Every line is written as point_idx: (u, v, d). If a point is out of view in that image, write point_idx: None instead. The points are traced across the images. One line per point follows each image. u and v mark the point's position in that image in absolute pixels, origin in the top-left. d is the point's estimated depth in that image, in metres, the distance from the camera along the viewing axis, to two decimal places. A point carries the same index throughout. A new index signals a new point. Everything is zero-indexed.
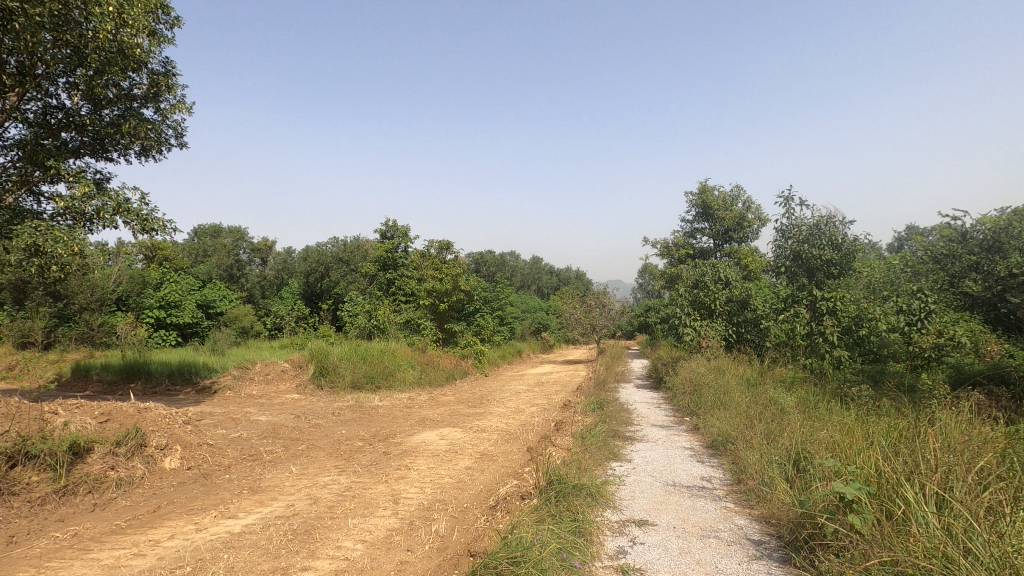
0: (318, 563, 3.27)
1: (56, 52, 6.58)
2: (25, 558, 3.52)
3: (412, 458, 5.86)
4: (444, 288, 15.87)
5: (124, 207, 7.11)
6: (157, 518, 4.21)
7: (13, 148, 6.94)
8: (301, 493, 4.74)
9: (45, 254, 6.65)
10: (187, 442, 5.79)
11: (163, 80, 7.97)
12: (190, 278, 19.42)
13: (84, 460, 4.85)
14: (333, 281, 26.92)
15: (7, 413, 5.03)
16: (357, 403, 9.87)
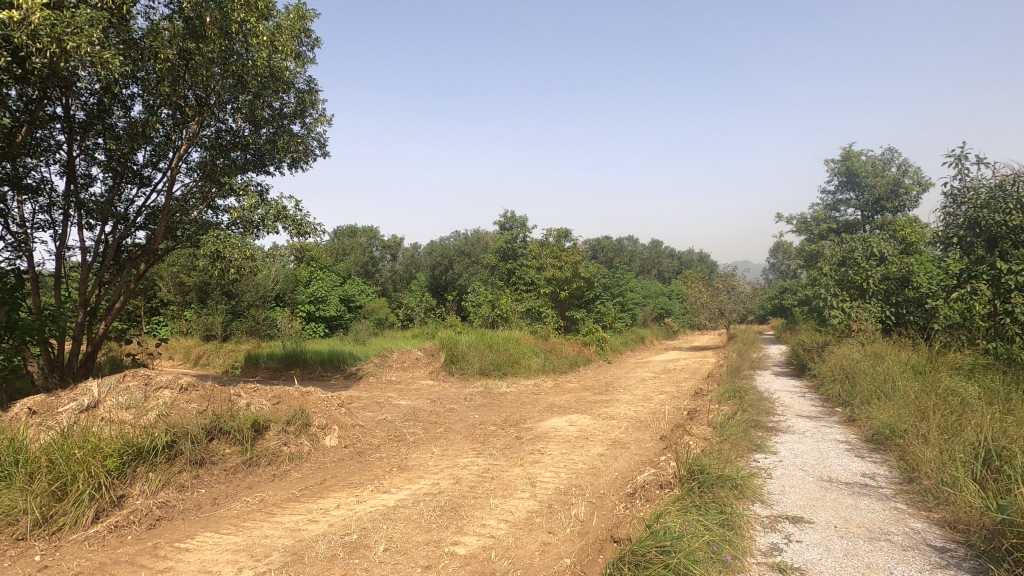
0: (467, 539, 3.47)
1: (223, 82, 7.56)
2: (227, 518, 4.15)
3: (544, 443, 5.99)
4: (565, 275, 15.87)
5: (283, 214, 8.02)
6: (324, 489, 4.74)
7: (195, 169, 8.10)
8: (445, 472, 5.05)
9: (224, 258, 7.73)
10: (342, 423, 6.43)
11: (308, 97, 8.82)
12: (333, 275, 21.45)
13: (263, 436, 5.57)
14: (457, 273, 28.27)
15: (203, 394, 5.92)
16: (486, 389, 10.29)
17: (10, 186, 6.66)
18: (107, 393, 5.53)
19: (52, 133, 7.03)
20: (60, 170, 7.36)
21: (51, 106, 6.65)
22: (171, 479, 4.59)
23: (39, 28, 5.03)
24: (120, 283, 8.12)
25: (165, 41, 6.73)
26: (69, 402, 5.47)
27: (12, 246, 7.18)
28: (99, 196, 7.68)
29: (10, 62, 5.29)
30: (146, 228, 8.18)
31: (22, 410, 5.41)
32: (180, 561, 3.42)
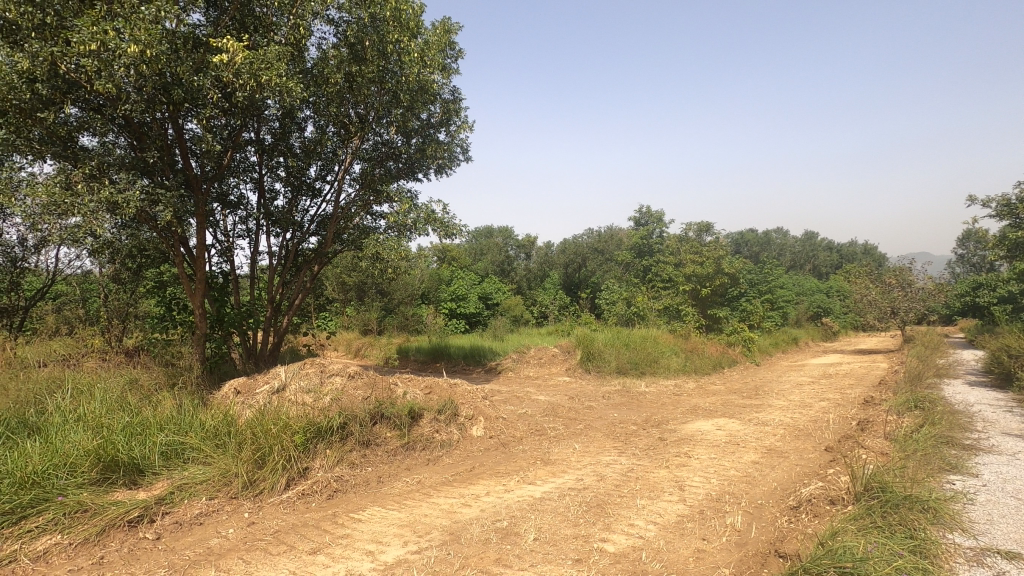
0: (615, 537, 3.45)
1: (380, 99, 8.29)
2: (390, 495, 4.57)
3: (690, 446, 5.74)
4: (707, 271, 15.00)
5: (432, 216, 8.59)
6: (474, 476, 5.02)
7: (357, 180, 8.98)
8: (588, 469, 5.05)
9: (383, 260, 8.47)
10: (487, 415, 6.72)
11: (453, 106, 9.34)
12: (472, 274, 22.57)
13: (418, 423, 6.04)
14: (590, 271, 28.15)
15: (368, 381, 6.58)
16: (624, 388, 10.11)
17: (218, 203, 7.94)
18: (291, 378, 6.37)
19: (247, 156, 8.25)
20: (252, 187, 8.61)
21: (246, 132, 7.81)
22: (343, 457, 5.16)
23: (241, 67, 5.90)
24: (299, 283, 9.29)
25: (332, 67, 7.58)
26: (263, 385, 6.40)
27: (219, 252, 8.56)
28: (282, 208, 8.87)
29: (220, 98, 6.31)
30: (318, 234, 9.27)
31: (230, 390, 6.45)
32: (355, 530, 3.82)
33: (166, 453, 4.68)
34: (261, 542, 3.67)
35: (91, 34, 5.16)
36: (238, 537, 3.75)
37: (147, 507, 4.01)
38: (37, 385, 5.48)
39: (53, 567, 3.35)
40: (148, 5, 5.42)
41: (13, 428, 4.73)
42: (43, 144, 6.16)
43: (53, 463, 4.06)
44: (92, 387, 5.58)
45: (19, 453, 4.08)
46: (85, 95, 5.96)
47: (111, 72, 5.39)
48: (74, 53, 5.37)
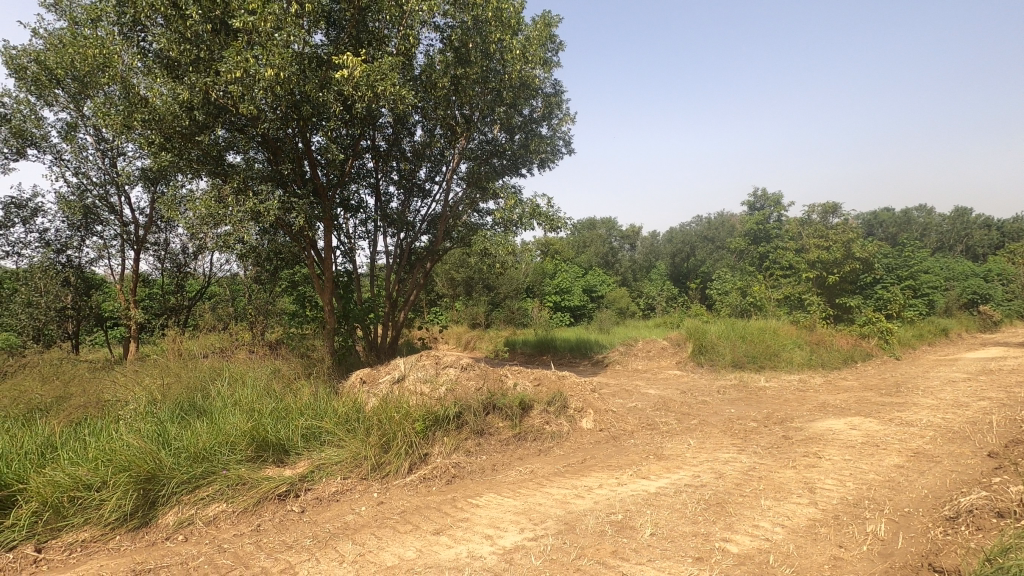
0: (738, 538, 3.30)
1: (484, 98, 8.51)
2: (505, 483, 4.72)
3: (820, 446, 5.31)
4: (834, 256, 13.59)
5: (538, 211, 8.69)
6: (585, 468, 5.03)
7: (464, 178, 9.29)
8: (704, 465, 4.86)
9: (491, 255, 8.68)
10: (596, 407, 6.68)
11: (554, 99, 9.34)
12: (576, 267, 22.60)
13: (529, 414, 6.16)
14: (699, 260, 26.87)
15: (480, 373, 6.82)
16: (741, 383, 9.56)
17: (341, 207, 8.62)
18: (410, 369, 6.80)
19: (365, 163, 8.87)
20: (370, 191, 9.23)
21: (364, 140, 8.39)
22: (460, 444, 5.40)
23: (359, 80, 6.34)
24: (413, 280, 9.82)
25: (439, 72, 7.91)
26: (386, 375, 6.89)
27: (344, 253, 9.30)
28: (396, 209, 9.43)
29: (342, 110, 6.84)
30: (429, 233, 9.75)
31: (356, 379, 7.01)
32: (474, 514, 4.00)
33: (306, 435, 5.19)
34: (390, 520, 3.95)
35: (236, 63, 5.82)
36: (369, 514, 4.08)
37: (293, 483, 4.48)
38: (201, 373, 6.32)
39: (222, 531, 3.87)
40: (280, 32, 5.99)
41: (186, 409, 5.50)
42: (200, 163, 7.05)
43: (218, 441, 4.66)
44: (243, 376, 6.34)
45: (192, 431, 4.72)
46: (232, 118, 6.74)
47: (252, 96, 6.05)
48: (223, 82, 6.10)
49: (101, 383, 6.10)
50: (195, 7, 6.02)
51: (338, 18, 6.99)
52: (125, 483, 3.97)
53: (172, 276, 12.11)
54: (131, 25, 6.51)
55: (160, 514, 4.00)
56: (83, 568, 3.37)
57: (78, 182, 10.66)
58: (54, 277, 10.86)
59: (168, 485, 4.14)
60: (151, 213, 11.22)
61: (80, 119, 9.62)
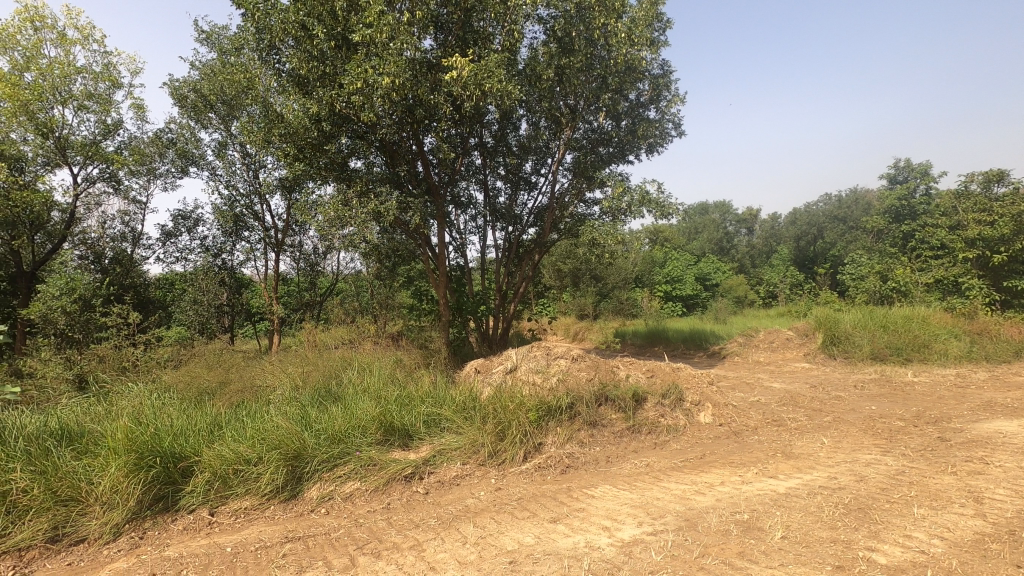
0: (886, 548, 2.99)
1: (589, 86, 8.39)
2: (620, 475, 4.66)
3: (987, 451, 4.63)
4: (999, 232, 11.61)
5: (647, 198, 8.42)
6: (705, 464, 4.82)
7: (570, 169, 9.24)
8: (842, 467, 4.45)
9: (600, 246, 8.56)
10: (715, 401, 6.35)
11: (663, 80, 8.96)
12: (688, 255, 21.74)
13: (642, 406, 6.03)
14: (829, 243, 24.49)
15: (592, 364, 6.79)
16: (883, 377, 8.60)
17: (453, 204, 8.98)
18: (521, 360, 6.96)
19: (473, 160, 9.16)
20: (479, 187, 9.51)
21: (473, 138, 8.67)
22: (573, 434, 5.42)
23: (467, 80, 6.52)
24: (522, 272, 9.98)
25: (543, 64, 7.92)
26: (499, 365, 7.11)
27: (456, 248, 9.69)
28: (504, 204, 9.63)
29: (452, 111, 7.10)
30: (536, 225, 9.85)
31: (472, 369, 7.30)
32: (591, 505, 3.99)
33: (427, 421, 5.48)
34: (508, 506, 4.07)
35: (357, 75, 6.26)
36: (488, 499, 4.23)
37: (418, 466, 4.77)
38: (335, 363, 6.93)
39: (358, 506, 4.22)
40: (394, 40, 6.32)
41: (323, 394, 6.06)
42: (328, 170, 7.69)
43: (351, 425, 5.08)
44: (370, 365, 6.85)
45: (329, 415, 5.20)
46: (354, 126, 7.27)
47: (372, 104, 6.47)
48: (346, 94, 6.58)
49: (253, 370, 6.91)
50: (321, 26, 6.55)
51: (446, 21, 7.24)
52: (276, 459, 4.47)
53: (306, 275, 13.38)
54: (268, 50, 7.23)
55: (306, 488, 4.45)
56: (247, 531, 3.86)
57: (229, 194, 12.10)
58: (213, 278, 12.48)
59: (311, 463, 4.60)
60: (288, 218, 12.45)
61: (229, 138, 10.90)
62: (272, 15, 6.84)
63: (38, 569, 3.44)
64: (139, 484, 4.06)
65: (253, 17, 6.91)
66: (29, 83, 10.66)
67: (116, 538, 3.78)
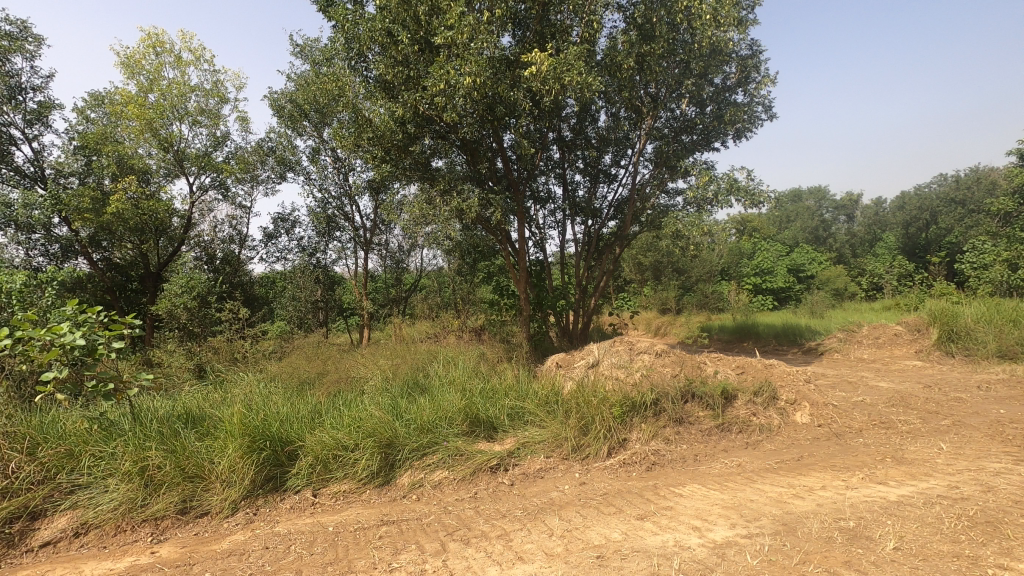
0: (1021, 567, 2.68)
1: (671, 73, 8.12)
2: (710, 475, 4.51)
3: None
4: None
5: (736, 186, 8.02)
6: (804, 467, 4.54)
7: (652, 160, 8.99)
8: (964, 476, 4.04)
9: (684, 237, 8.27)
10: (813, 400, 5.96)
11: (751, 61, 8.48)
12: (780, 245, 20.52)
13: (732, 403, 5.78)
14: (944, 229, 22.16)
15: (677, 359, 6.60)
16: (1014, 377, 7.67)
17: (532, 200, 9.03)
18: (603, 355, 6.90)
19: (552, 155, 9.15)
20: (558, 182, 9.49)
21: (551, 132, 8.67)
22: (659, 431, 5.29)
23: (547, 74, 6.51)
24: (602, 266, 9.86)
25: (623, 53, 7.75)
26: (581, 360, 7.10)
27: (536, 244, 9.74)
28: (584, 197, 9.55)
29: (531, 106, 7.13)
30: (616, 218, 9.69)
31: (553, 363, 7.33)
32: (679, 503, 3.90)
33: (511, 414, 5.57)
34: (593, 501, 4.06)
35: (440, 77, 6.45)
36: (573, 493, 4.25)
37: (502, 458, 4.86)
38: (421, 357, 7.21)
39: (446, 494, 4.38)
40: (474, 40, 6.43)
41: (412, 385, 6.32)
42: (412, 171, 7.97)
43: (439, 415, 5.26)
44: (455, 359, 7.06)
45: (418, 406, 5.41)
46: (436, 127, 7.49)
47: (453, 103, 6.64)
48: (429, 95, 6.80)
49: (347, 362, 7.33)
50: (405, 32, 6.80)
51: (524, 17, 7.27)
52: (371, 446, 4.73)
53: (392, 271, 13.98)
54: (357, 58, 7.61)
55: (398, 475, 4.67)
56: (346, 513, 4.12)
57: (322, 197, 12.87)
58: (309, 276, 13.39)
59: (403, 450, 4.83)
60: (376, 218, 13.08)
61: (322, 144, 11.60)
62: (360, 25, 7.18)
63: (171, 537, 3.87)
64: (252, 465, 4.44)
65: (343, 28, 7.29)
66: (152, 103, 11.87)
67: (234, 513, 4.16)
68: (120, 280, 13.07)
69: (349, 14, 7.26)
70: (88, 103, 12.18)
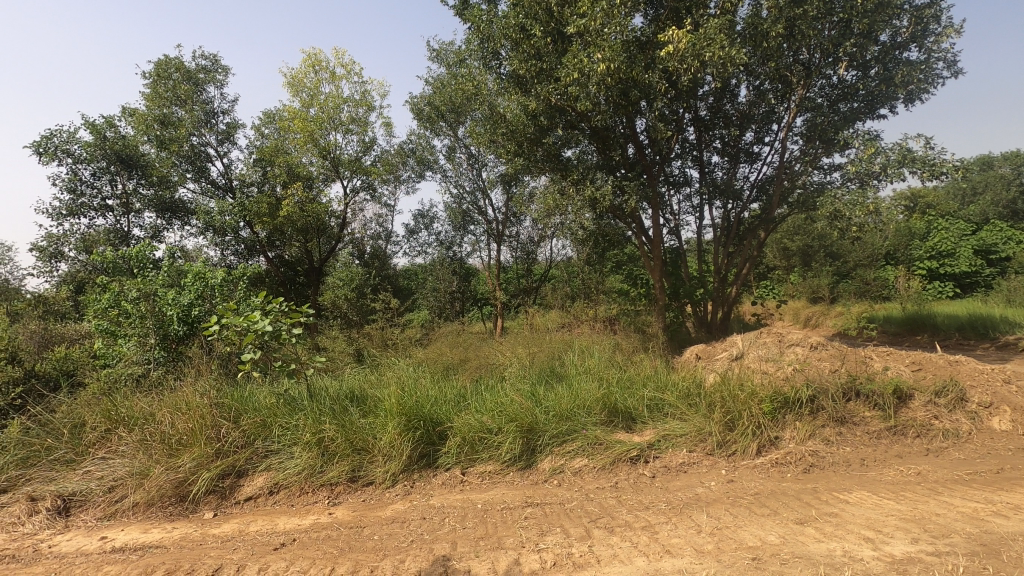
0: None
1: (827, 35, 7.31)
2: (881, 482, 4.05)
3: None
4: None
5: (910, 156, 7.02)
6: (1005, 481, 3.89)
7: (803, 134, 8.18)
8: None
9: (843, 217, 7.45)
10: (1016, 403, 5.07)
11: (929, 11, 7.34)
12: (963, 222, 17.50)
13: (907, 404, 5.11)
14: None
15: (836, 353, 6.00)
16: None
17: (667, 184, 8.70)
18: (749, 348, 6.49)
19: (688, 136, 8.74)
20: (695, 164, 9.04)
21: (687, 113, 8.27)
22: (816, 431, 4.85)
23: (685, 52, 6.21)
24: (744, 251, 9.21)
25: (770, 19, 7.13)
26: (723, 352, 6.74)
27: (670, 231, 9.38)
28: (723, 179, 8.99)
29: (668, 86, 6.84)
30: (760, 199, 8.99)
31: (692, 355, 7.04)
32: (845, 510, 3.55)
33: (650, 406, 5.45)
34: (744, 500, 3.85)
35: (574, 66, 6.45)
36: (721, 490, 4.06)
37: (642, 449, 4.79)
38: (555, 346, 7.33)
39: (587, 482, 4.43)
40: (606, 25, 6.33)
41: (548, 373, 6.46)
42: (545, 162, 8.08)
43: (577, 404, 5.31)
44: (589, 348, 7.07)
45: (556, 394, 5.52)
46: (568, 117, 7.49)
47: (587, 92, 6.60)
48: (562, 86, 6.83)
49: (486, 350, 7.68)
50: (538, 25, 6.89)
51: None
52: (513, 431, 4.92)
53: (524, 262, 14.34)
54: (491, 56, 7.87)
55: (539, 460, 4.82)
56: (493, 492, 4.34)
57: (458, 193, 13.56)
58: (447, 268, 14.27)
59: (543, 437, 4.95)
60: (507, 210, 13.49)
61: (457, 142, 12.21)
62: (494, 24, 7.41)
63: (343, 501, 4.37)
64: (408, 442, 4.85)
65: (478, 29, 7.58)
66: (313, 116, 13.35)
67: (394, 484, 4.58)
68: (291, 274, 14.88)
69: (484, 14, 7.54)
70: (262, 121, 14.01)
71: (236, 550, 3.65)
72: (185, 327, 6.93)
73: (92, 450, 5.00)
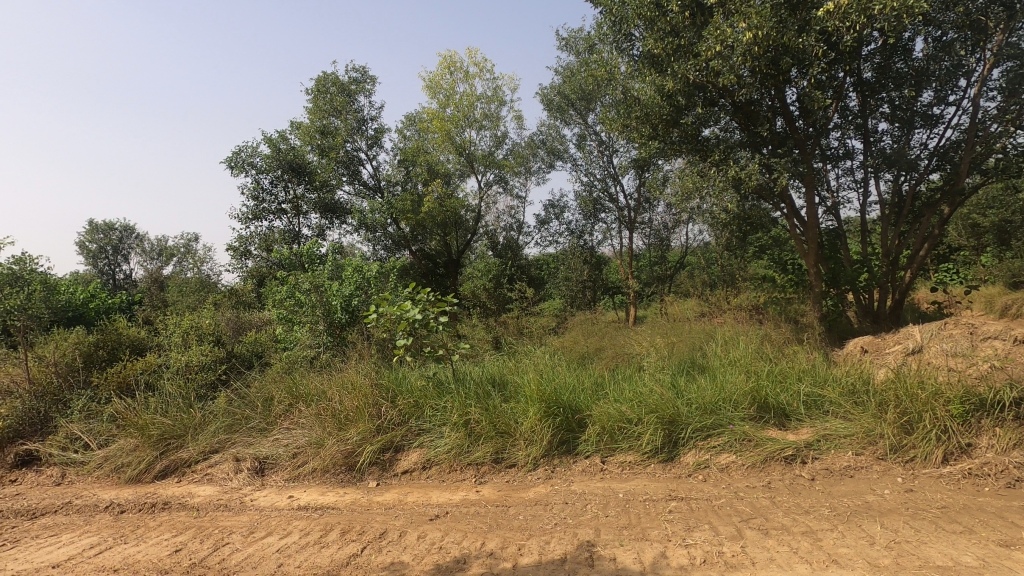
0: None
1: None
2: None
3: None
4: None
5: None
6: None
7: (1001, 89, 6.89)
8: None
9: None
10: None
11: None
12: None
13: None
14: None
15: None
16: None
17: (823, 159, 7.85)
18: (930, 341, 5.66)
19: (848, 103, 7.79)
20: (857, 133, 8.04)
21: (848, 76, 7.38)
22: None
23: (849, 8, 5.54)
24: (921, 230, 8.01)
25: None
26: (895, 345, 5.96)
27: (827, 210, 8.46)
28: (893, 148, 7.89)
29: (826, 49, 6.16)
30: (942, 169, 7.76)
31: (856, 348, 6.32)
32: None
33: (807, 402, 5.00)
34: (928, 512, 3.39)
35: (716, 39, 6.08)
36: (897, 499, 3.62)
37: (799, 449, 4.42)
38: (696, 336, 7.00)
39: (736, 479, 4.20)
40: None
41: (688, 364, 6.21)
42: (681, 144, 7.71)
43: (723, 397, 5.04)
44: (733, 339, 6.66)
45: (698, 386, 5.29)
46: (707, 93, 7.07)
47: (731, 65, 6.18)
48: (702, 62, 6.46)
49: (621, 339, 7.57)
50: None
51: None
52: (654, 422, 4.81)
53: (657, 249, 13.86)
54: (623, 38, 7.68)
55: (681, 453, 4.66)
56: (634, 483, 4.30)
57: (589, 181, 13.47)
58: (578, 257, 14.26)
59: (686, 429, 4.78)
60: (640, 196, 13.10)
61: (587, 130, 12.11)
62: (627, 4, 7.21)
63: (489, 481, 4.62)
64: (549, 428, 4.96)
65: (611, 12, 7.43)
66: (450, 115, 14.07)
67: (535, 467, 4.74)
68: (431, 265, 15.63)
69: None
70: (405, 124, 15.04)
71: (398, 517, 4.03)
72: (346, 315, 7.71)
73: (279, 420, 5.81)
